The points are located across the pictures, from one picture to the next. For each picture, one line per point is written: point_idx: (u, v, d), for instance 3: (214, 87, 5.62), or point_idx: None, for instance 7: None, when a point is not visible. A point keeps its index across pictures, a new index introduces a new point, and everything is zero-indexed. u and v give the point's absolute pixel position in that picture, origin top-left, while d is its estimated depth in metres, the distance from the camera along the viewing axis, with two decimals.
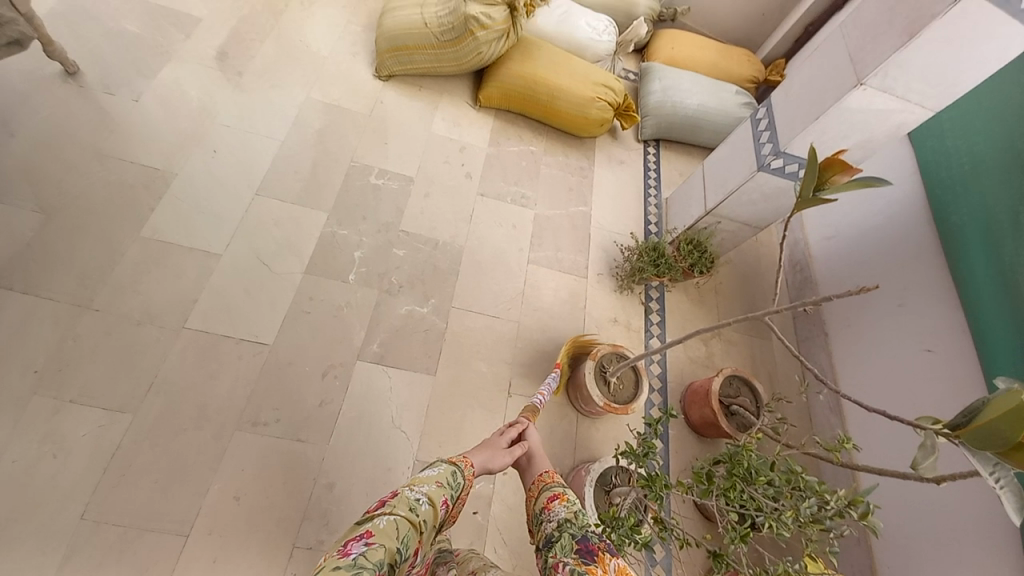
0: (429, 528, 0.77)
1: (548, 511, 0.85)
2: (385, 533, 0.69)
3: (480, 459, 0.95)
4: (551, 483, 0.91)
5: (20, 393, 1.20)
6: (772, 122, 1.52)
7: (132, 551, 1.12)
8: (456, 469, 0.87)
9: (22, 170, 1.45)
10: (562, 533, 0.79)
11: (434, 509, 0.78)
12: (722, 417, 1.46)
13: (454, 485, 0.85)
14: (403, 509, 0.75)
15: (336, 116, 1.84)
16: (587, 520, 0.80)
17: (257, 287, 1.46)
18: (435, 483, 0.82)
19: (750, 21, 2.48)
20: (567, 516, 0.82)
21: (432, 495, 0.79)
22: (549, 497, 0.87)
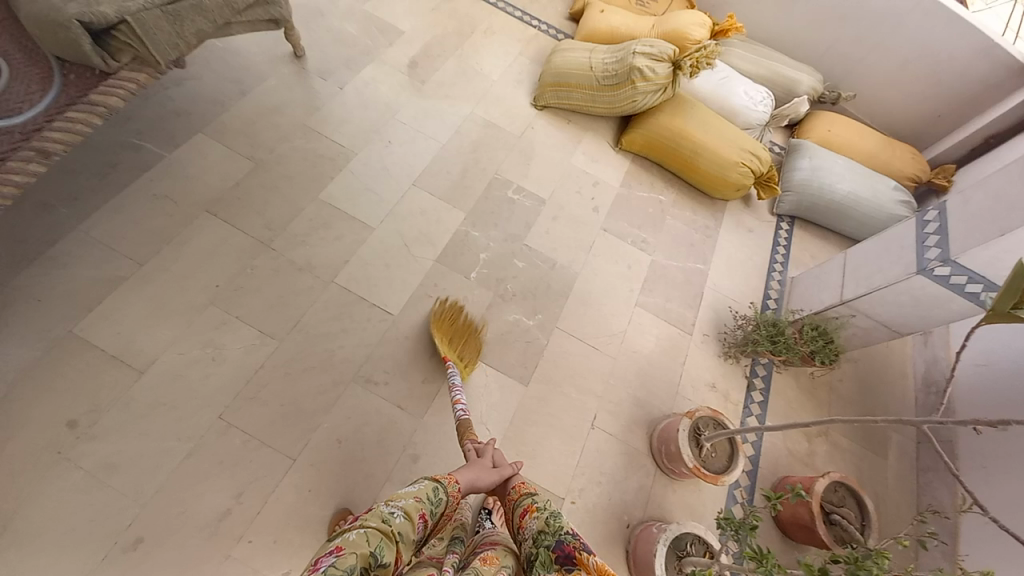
0: (405, 539, 0.84)
1: (523, 528, 1.00)
2: (356, 545, 0.77)
3: (468, 476, 1.07)
4: (519, 498, 1.07)
5: (201, 302, 1.44)
6: (943, 227, 1.42)
7: (250, 459, 1.29)
8: (437, 486, 0.98)
9: (244, 124, 1.74)
10: (539, 548, 0.93)
11: (410, 521, 0.86)
12: (820, 521, 1.33)
13: (433, 500, 0.94)
14: (376, 522, 0.83)
15: (492, 133, 2.01)
16: (558, 525, 0.93)
17: (395, 264, 1.63)
18: (412, 498, 0.91)
19: (922, 119, 2.34)
20: (539, 527, 0.96)
21: (409, 510, 0.88)
22: (521, 513, 1.02)
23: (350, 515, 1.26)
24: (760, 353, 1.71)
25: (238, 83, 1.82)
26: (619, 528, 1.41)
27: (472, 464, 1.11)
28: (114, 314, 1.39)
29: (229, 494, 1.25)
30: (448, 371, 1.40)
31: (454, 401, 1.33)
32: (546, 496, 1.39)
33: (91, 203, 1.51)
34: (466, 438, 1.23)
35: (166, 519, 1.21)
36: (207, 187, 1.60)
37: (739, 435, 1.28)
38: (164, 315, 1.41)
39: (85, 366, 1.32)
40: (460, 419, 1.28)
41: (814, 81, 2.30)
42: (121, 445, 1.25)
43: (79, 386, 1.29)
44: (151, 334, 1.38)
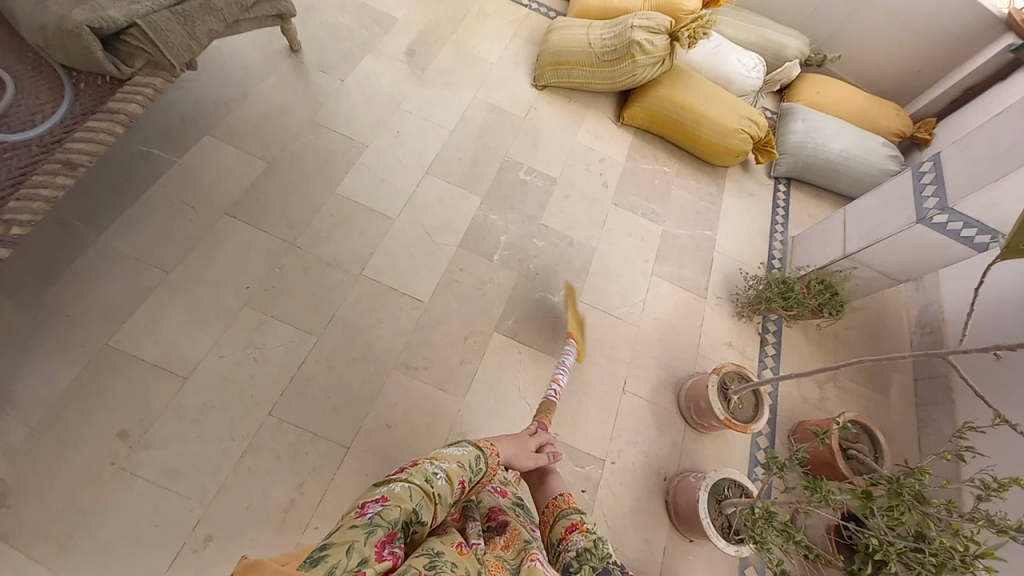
0: (444, 503, 0.77)
1: (565, 542, 0.88)
2: (398, 498, 0.72)
3: (507, 450, 0.97)
4: (565, 509, 0.94)
5: (236, 304, 1.44)
6: (940, 176, 1.52)
7: (306, 451, 1.32)
8: (480, 455, 0.86)
9: (251, 124, 1.73)
10: (581, 564, 0.81)
11: (451, 487, 0.78)
12: (839, 458, 1.44)
13: (475, 469, 0.84)
14: (419, 479, 0.76)
15: (497, 116, 2.03)
16: (607, 552, 0.82)
17: (420, 253, 1.66)
18: (456, 463, 0.82)
19: (903, 75, 2.43)
20: (585, 545, 0.84)
21: (451, 474, 0.80)
22: (566, 527, 0.90)
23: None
24: (772, 311, 1.81)
25: (240, 83, 1.79)
26: (658, 482, 1.50)
27: (516, 439, 1.01)
28: (153, 324, 1.37)
29: (289, 487, 1.27)
30: (567, 346, 1.46)
31: (554, 378, 1.35)
32: (589, 460, 1.48)
33: (108, 215, 1.48)
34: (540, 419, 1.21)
35: (233, 516, 1.21)
36: (224, 191, 1.59)
37: (765, 386, 1.38)
38: (202, 321, 1.40)
39: (128, 377, 1.30)
40: (546, 399, 1.27)
41: (802, 43, 2.36)
42: (178, 451, 1.25)
43: (126, 400, 1.27)
44: (191, 340, 1.37)
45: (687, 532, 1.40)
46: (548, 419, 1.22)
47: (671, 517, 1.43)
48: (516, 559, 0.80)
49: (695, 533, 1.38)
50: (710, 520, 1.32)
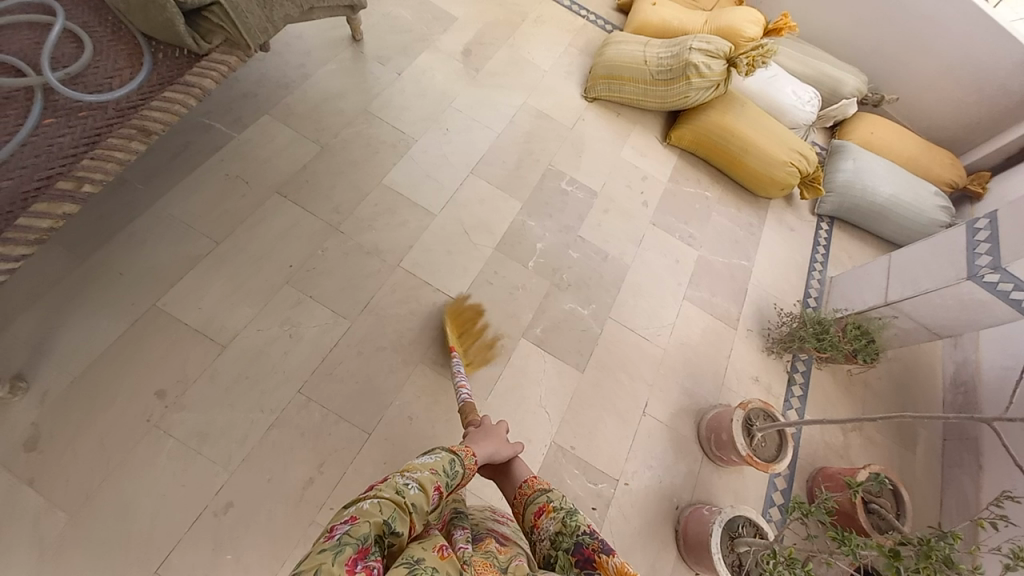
0: (420, 511, 0.79)
1: (538, 528, 0.91)
2: (369, 514, 0.73)
3: (486, 449, 1.03)
4: (532, 494, 0.96)
5: (276, 281, 1.48)
6: (994, 235, 1.48)
7: (329, 433, 1.34)
8: (454, 458, 0.91)
9: (309, 107, 1.77)
10: (557, 550, 0.85)
11: (424, 494, 0.80)
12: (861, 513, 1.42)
13: (451, 472, 0.88)
14: (390, 492, 0.78)
15: (545, 124, 2.04)
16: (576, 526, 0.86)
17: (457, 251, 1.68)
18: (428, 470, 0.85)
19: (963, 124, 2.36)
20: (556, 529, 0.88)
21: (423, 482, 0.82)
22: (536, 512, 0.93)
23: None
24: (803, 350, 1.77)
25: (301, 66, 1.84)
26: (669, 509, 1.48)
27: (487, 437, 1.07)
28: (196, 292, 1.41)
29: (309, 465, 1.29)
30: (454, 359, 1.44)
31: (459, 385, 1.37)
32: (603, 478, 1.47)
33: (166, 181, 1.53)
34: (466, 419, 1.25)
35: (253, 486, 1.24)
36: (276, 170, 1.63)
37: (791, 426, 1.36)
38: (243, 293, 1.44)
39: (168, 339, 1.34)
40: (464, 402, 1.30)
41: (860, 82, 2.32)
42: (209, 417, 1.28)
43: (165, 360, 1.32)
44: (231, 310, 1.41)
45: (695, 565, 1.39)
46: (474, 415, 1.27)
47: (680, 547, 1.40)
48: (506, 560, 0.82)
49: (702, 565, 1.36)
50: (722, 556, 1.29)
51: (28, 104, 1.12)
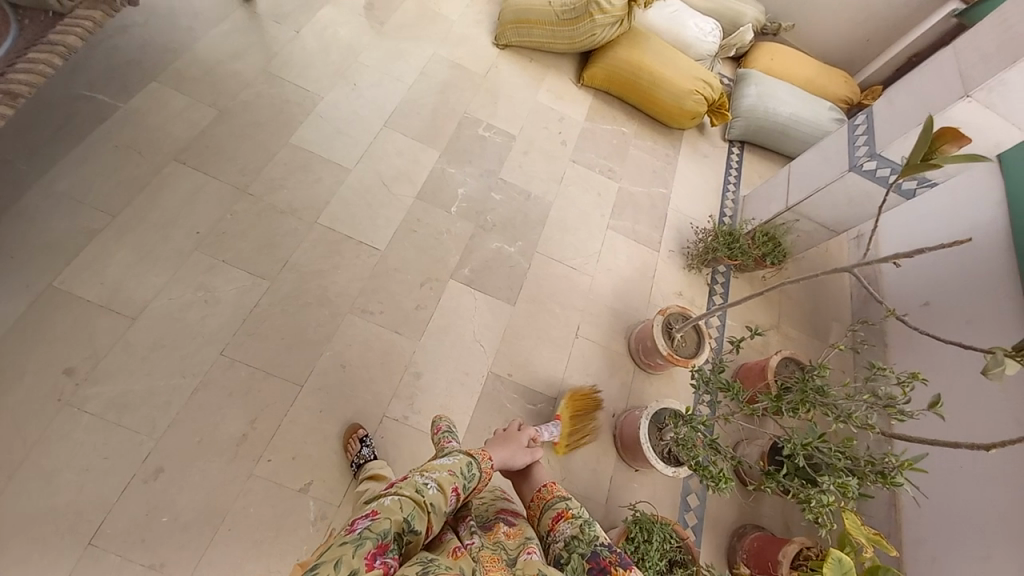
0: (438, 511, 0.81)
1: (553, 532, 0.91)
2: (389, 510, 0.76)
3: (500, 455, 1.05)
4: (551, 499, 0.97)
5: (186, 247, 1.43)
6: (871, 128, 1.61)
7: (259, 389, 1.33)
8: (472, 461, 0.92)
9: (202, 71, 1.69)
10: (571, 554, 0.84)
11: (443, 494, 0.82)
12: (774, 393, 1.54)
13: (468, 475, 0.89)
14: (409, 491, 0.80)
15: (457, 73, 2.03)
16: (593, 535, 0.86)
17: (377, 202, 1.67)
18: (447, 471, 0.87)
19: (853, 45, 2.53)
20: (573, 533, 0.88)
21: (442, 482, 0.84)
22: (553, 518, 0.93)
23: (362, 430, 1.33)
24: (720, 261, 1.90)
25: (189, 30, 1.75)
26: (606, 418, 1.57)
27: (506, 442, 1.09)
28: (97, 266, 1.35)
29: (241, 422, 1.29)
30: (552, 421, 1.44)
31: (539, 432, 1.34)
32: (541, 398, 1.53)
33: (47, 157, 1.44)
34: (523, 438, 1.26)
35: (183, 448, 1.23)
36: (173, 137, 1.56)
37: (704, 320, 1.47)
38: (149, 263, 1.38)
39: (70, 316, 1.28)
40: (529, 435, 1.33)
41: (757, 12, 2.43)
42: (127, 387, 1.25)
43: (69, 337, 1.26)
44: (138, 280, 1.36)
45: (631, 461, 1.49)
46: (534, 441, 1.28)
47: (618, 448, 1.50)
48: (515, 551, 0.84)
49: (638, 460, 1.46)
50: (650, 445, 1.39)
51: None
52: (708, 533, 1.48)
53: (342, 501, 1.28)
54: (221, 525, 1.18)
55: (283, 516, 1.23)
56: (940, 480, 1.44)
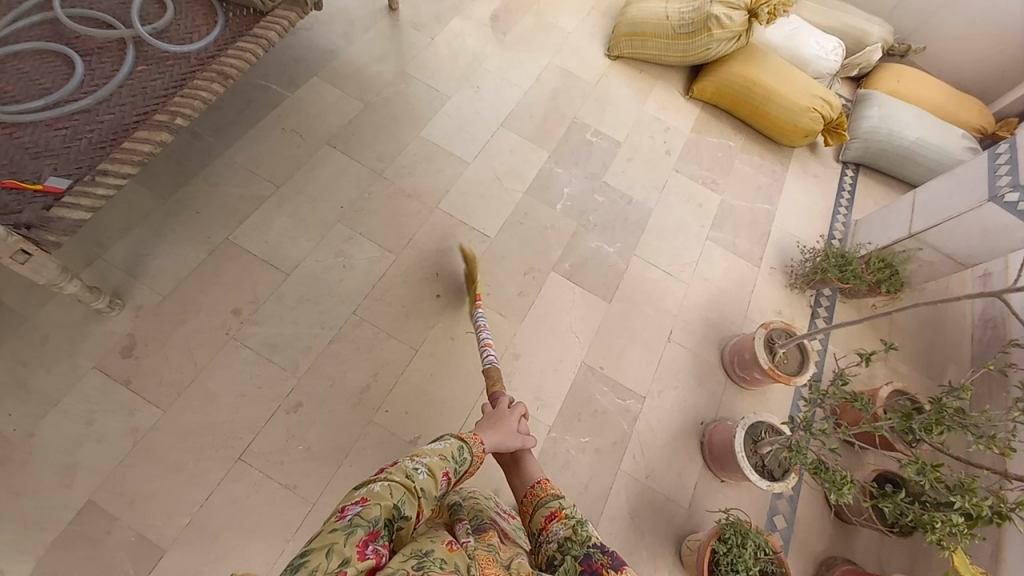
0: (428, 496, 0.78)
1: (546, 531, 0.86)
2: (379, 497, 0.73)
3: (492, 440, 0.97)
4: (544, 497, 0.92)
5: (331, 219, 1.64)
6: (1016, 157, 1.50)
7: (381, 348, 1.49)
8: (463, 445, 0.89)
9: (352, 70, 1.94)
10: (564, 555, 0.80)
11: (433, 479, 0.79)
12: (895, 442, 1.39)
13: (458, 459, 0.86)
14: (399, 476, 0.78)
15: (569, 81, 2.14)
16: (587, 536, 0.81)
17: (489, 195, 1.81)
18: (436, 456, 0.83)
19: (992, 72, 2.33)
20: (566, 534, 0.83)
21: (432, 467, 0.81)
22: (547, 516, 0.88)
23: None
24: (826, 284, 1.82)
25: (345, 35, 2.01)
26: (694, 425, 1.57)
27: (497, 425, 1.00)
28: (261, 226, 1.59)
29: (365, 374, 1.45)
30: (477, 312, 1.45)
31: (484, 344, 1.36)
32: (631, 395, 1.57)
33: (232, 134, 1.72)
34: (493, 389, 1.22)
35: (318, 388, 1.41)
36: (327, 125, 1.80)
37: (813, 339, 1.42)
38: (301, 229, 1.61)
39: (238, 266, 1.52)
40: (488, 367, 1.28)
41: (885, 32, 2.32)
42: (277, 330, 1.46)
43: (238, 283, 1.50)
44: (291, 243, 1.58)
45: (719, 472, 1.47)
46: (499, 386, 1.25)
47: (705, 457, 1.50)
48: (507, 558, 0.81)
49: (727, 471, 1.44)
50: (745, 457, 1.37)
51: (123, 53, 1.35)
52: (795, 560, 1.43)
53: None
54: (342, 461, 1.35)
55: (392, 463, 1.37)
56: None
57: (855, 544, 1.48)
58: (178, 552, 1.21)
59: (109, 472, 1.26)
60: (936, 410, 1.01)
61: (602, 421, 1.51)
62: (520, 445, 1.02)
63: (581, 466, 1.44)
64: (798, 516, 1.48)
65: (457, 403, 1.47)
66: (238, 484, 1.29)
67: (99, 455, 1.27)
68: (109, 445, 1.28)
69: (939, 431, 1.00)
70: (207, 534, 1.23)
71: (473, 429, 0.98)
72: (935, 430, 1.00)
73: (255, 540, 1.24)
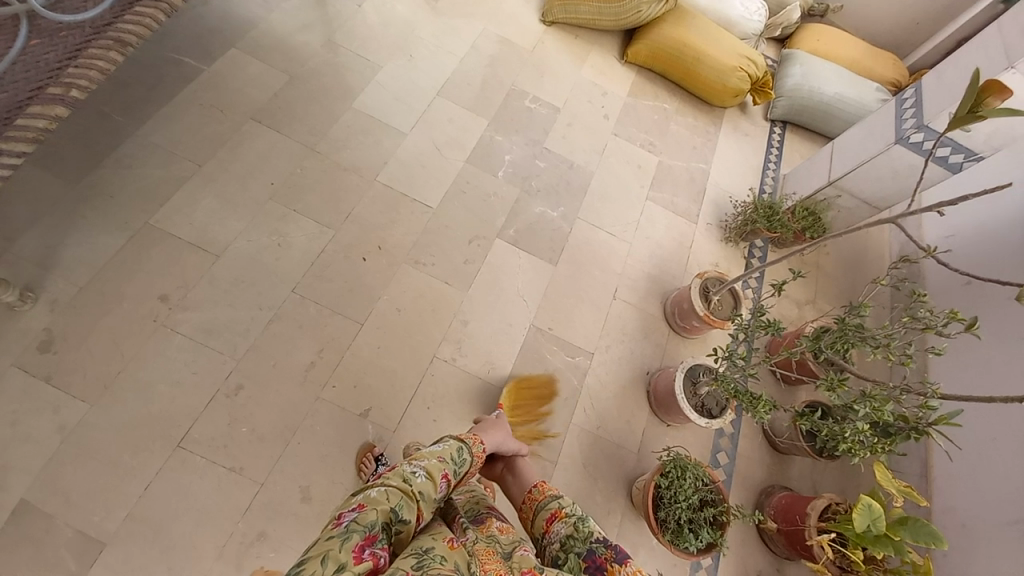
0: (427, 499, 0.81)
1: (548, 534, 0.92)
2: (376, 502, 0.76)
3: (497, 437, 1.07)
4: (543, 499, 0.98)
5: (262, 197, 1.58)
6: (919, 101, 1.61)
7: (326, 324, 1.47)
8: (463, 446, 0.94)
9: (275, 41, 1.83)
10: (567, 553, 0.85)
11: (432, 481, 0.83)
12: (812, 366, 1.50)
13: (458, 460, 0.91)
14: (397, 481, 0.80)
15: (506, 48, 2.11)
16: (588, 531, 0.86)
17: (430, 165, 1.78)
18: (435, 458, 0.88)
19: (901, 29, 2.49)
20: (567, 532, 0.89)
21: (430, 470, 0.85)
22: (547, 518, 0.94)
23: (376, 449, 1.35)
24: (757, 234, 1.93)
25: (264, 3, 1.89)
26: (641, 376, 1.64)
27: (497, 425, 1.11)
28: (186, 208, 1.51)
29: (310, 351, 1.43)
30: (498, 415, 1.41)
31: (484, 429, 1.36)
32: (580, 351, 1.62)
33: (144, 112, 1.60)
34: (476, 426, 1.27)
35: (261, 369, 1.38)
36: (251, 99, 1.71)
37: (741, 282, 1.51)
38: (231, 209, 1.54)
39: (164, 251, 1.44)
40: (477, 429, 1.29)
41: None
42: (213, 314, 1.41)
43: (166, 268, 1.42)
44: (221, 224, 1.51)
45: (664, 416, 1.55)
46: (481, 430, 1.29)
47: (651, 403, 1.57)
48: (509, 545, 0.81)
49: (671, 414, 1.52)
50: (685, 398, 1.46)
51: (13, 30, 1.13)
52: (737, 490, 1.54)
53: (397, 428, 1.40)
54: (293, 439, 1.33)
55: (345, 437, 1.36)
56: (975, 458, 1.46)
57: (789, 470, 1.61)
58: (122, 547, 1.16)
59: (35, 473, 1.18)
60: (840, 329, 1.13)
61: (553, 377, 1.56)
62: (516, 447, 1.12)
63: (535, 423, 1.49)
64: (738, 449, 1.60)
65: (409, 373, 1.47)
66: (182, 473, 1.24)
67: (22, 458, 1.19)
68: (33, 446, 1.20)
69: (842, 347, 1.12)
70: (152, 526, 1.19)
71: (477, 430, 1.06)
72: (839, 346, 1.12)
73: (205, 525, 1.21)
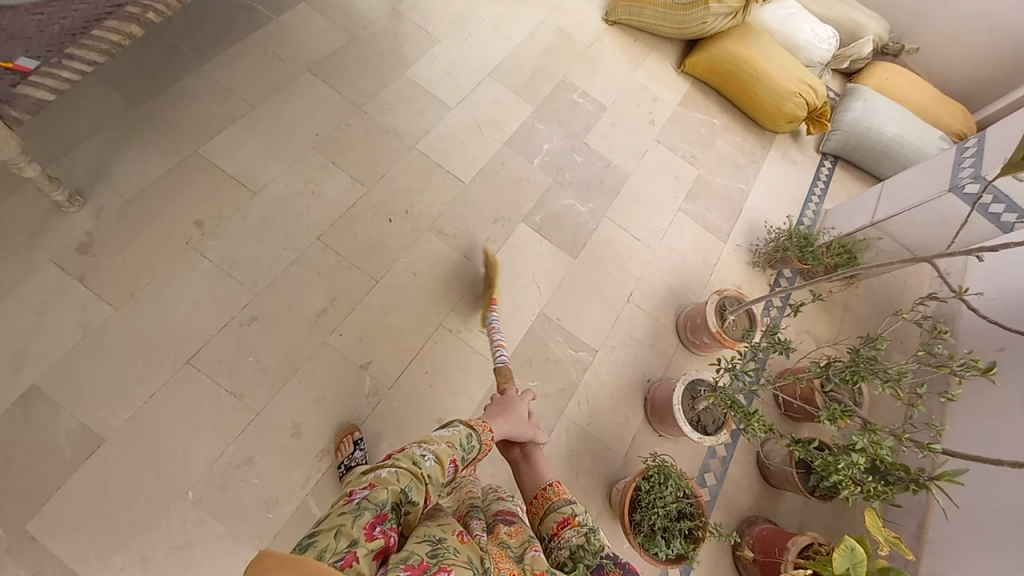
0: (436, 482, 0.79)
1: (558, 538, 0.89)
2: (386, 482, 0.73)
3: (502, 428, 1.03)
4: (556, 501, 0.94)
5: (304, 145, 1.63)
6: (981, 151, 1.54)
7: (342, 275, 1.51)
8: (472, 433, 0.90)
9: (343, 1, 1.90)
10: (576, 563, 0.83)
11: (441, 466, 0.80)
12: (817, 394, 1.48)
13: (467, 447, 0.87)
14: (406, 463, 0.77)
15: (564, 40, 2.12)
16: (601, 546, 0.83)
17: (469, 141, 1.81)
18: (445, 443, 0.84)
19: (978, 80, 2.37)
20: (578, 542, 0.86)
21: (439, 454, 0.82)
22: (558, 522, 0.90)
23: (356, 433, 1.33)
24: (787, 263, 1.87)
25: None
26: (640, 382, 1.62)
27: (508, 415, 1.06)
28: (233, 144, 1.58)
29: (323, 298, 1.47)
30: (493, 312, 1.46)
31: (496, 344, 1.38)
32: (583, 346, 1.61)
33: (211, 49, 1.69)
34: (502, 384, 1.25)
35: (274, 306, 1.43)
36: (311, 52, 1.77)
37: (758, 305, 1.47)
38: (274, 152, 1.60)
39: (206, 180, 1.52)
40: (500, 365, 1.30)
41: (879, 28, 2.35)
42: (239, 247, 1.47)
43: (204, 196, 1.50)
44: (262, 164, 1.57)
45: (657, 425, 1.53)
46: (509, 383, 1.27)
47: (646, 410, 1.55)
48: (519, 547, 0.80)
49: (665, 425, 1.50)
50: (682, 410, 1.43)
51: None
52: (719, 514, 1.50)
53: (392, 386, 1.43)
54: (292, 377, 1.37)
55: (341, 385, 1.40)
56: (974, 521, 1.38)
57: (777, 505, 1.56)
58: (119, 445, 1.23)
59: (56, 362, 1.27)
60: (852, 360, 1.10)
61: (552, 366, 1.56)
62: (530, 437, 1.09)
63: None
64: (727, 473, 1.56)
65: (413, 336, 1.50)
66: (186, 388, 1.30)
67: (47, 346, 1.27)
68: (59, 337, 1.29)
69: (851, 380, 1.08)
70: (150, 432, 1.25)
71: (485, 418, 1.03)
72: (848, 377, 1.08)
73: (197, 441, 1.27)
